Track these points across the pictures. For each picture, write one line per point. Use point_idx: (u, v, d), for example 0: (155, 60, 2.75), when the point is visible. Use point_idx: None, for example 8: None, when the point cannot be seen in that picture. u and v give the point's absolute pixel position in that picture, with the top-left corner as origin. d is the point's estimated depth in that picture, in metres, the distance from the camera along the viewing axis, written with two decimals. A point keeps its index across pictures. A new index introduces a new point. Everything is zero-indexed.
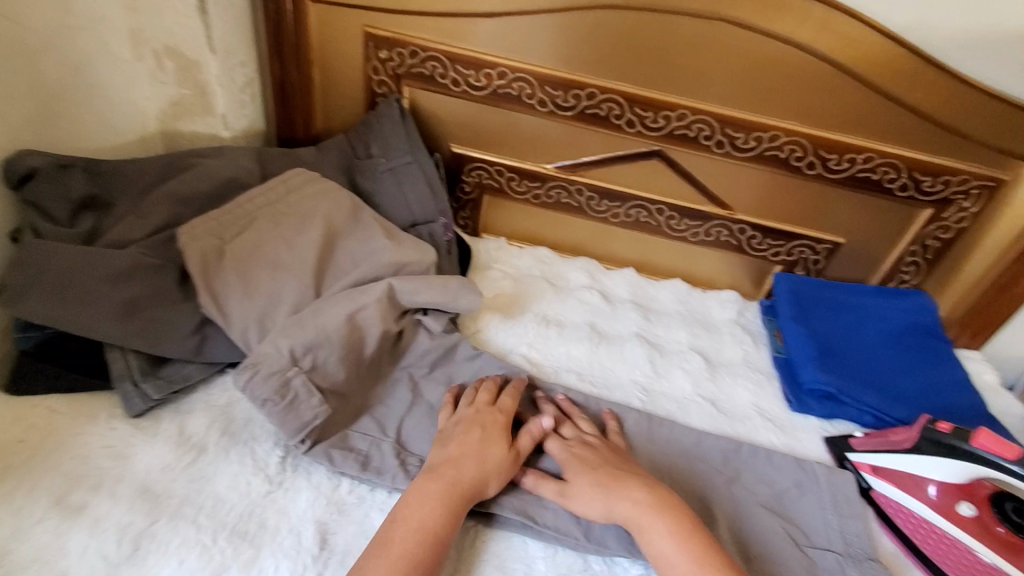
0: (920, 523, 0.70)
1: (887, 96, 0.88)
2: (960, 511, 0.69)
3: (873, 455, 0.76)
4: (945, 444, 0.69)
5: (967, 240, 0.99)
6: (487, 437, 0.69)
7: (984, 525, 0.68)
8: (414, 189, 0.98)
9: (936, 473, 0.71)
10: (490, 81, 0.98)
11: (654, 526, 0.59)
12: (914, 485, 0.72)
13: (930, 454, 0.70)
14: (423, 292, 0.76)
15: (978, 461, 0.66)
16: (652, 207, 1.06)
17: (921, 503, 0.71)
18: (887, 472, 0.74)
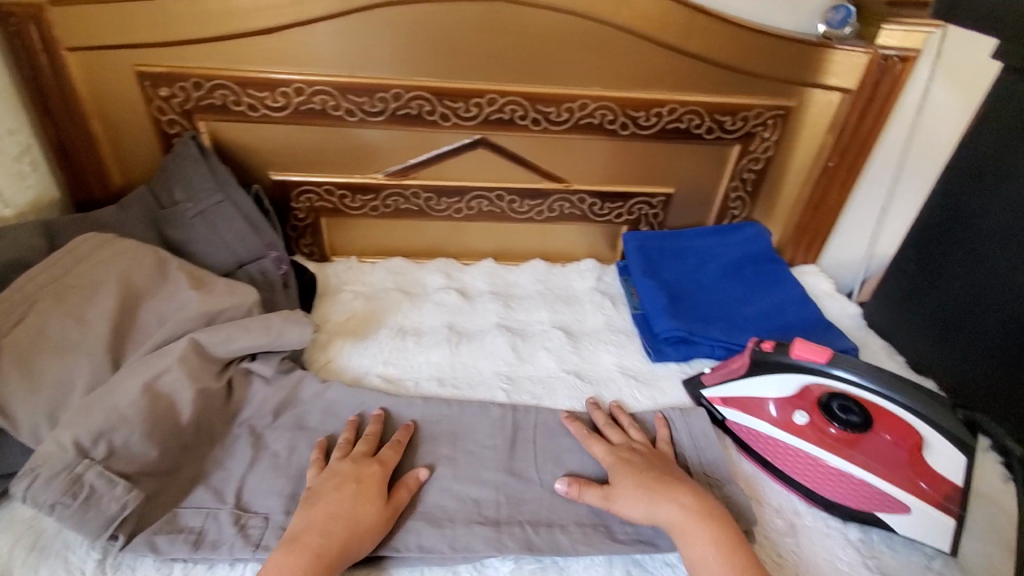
0: (766, 441, 0.74)
1: (672, 49, 0.92)
2: (795, 422, 0.73)
3: (720, 387, 0.80)
4: (772, 362, 0.74)
5: (776, 167, 1.07)
6: (351, 479, 0.65)
7: (818, 429, 0.72)
8: (231, 227, 0.91)
9: (771, 390, 0.75)
10: (289, 99, 0.92)
11: (699, 531, 0.61)
12: (756, 407, 0.76)
13: (764, 374, 0.75)
14: (240, 339, 0.72)
15: (800, 370, 0.72)
16: (492, 195, 1.06)
17: (765, 423, 0.75)
18: (734, 400, 0.78)
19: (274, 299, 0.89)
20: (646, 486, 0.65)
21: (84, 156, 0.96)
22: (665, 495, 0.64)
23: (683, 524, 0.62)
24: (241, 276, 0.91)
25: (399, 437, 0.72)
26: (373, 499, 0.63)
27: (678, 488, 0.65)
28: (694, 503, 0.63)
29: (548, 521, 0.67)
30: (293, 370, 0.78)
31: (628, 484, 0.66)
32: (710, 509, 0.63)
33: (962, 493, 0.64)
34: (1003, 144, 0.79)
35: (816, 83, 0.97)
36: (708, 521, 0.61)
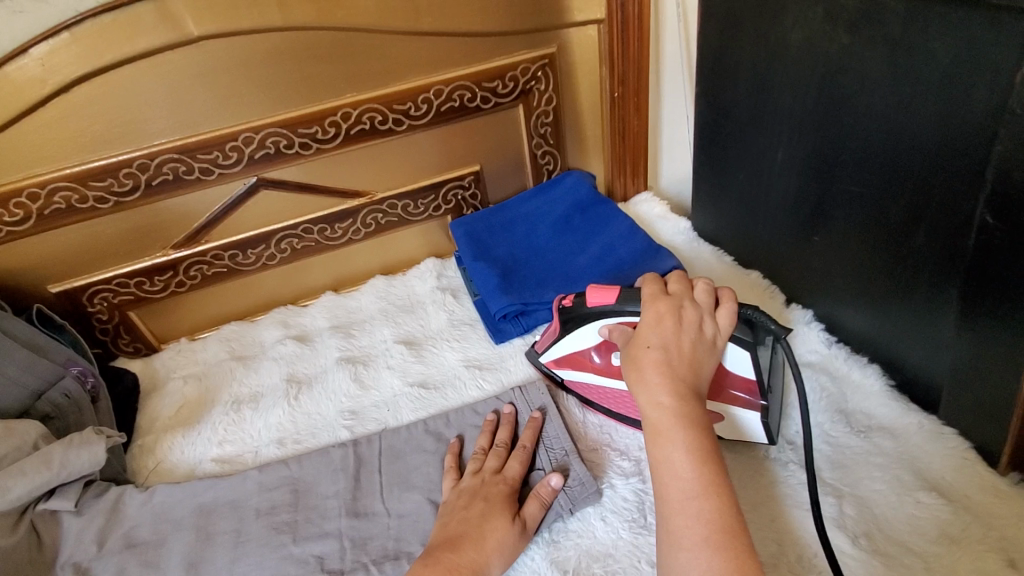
0: (597, 390, 0.75)
1: (408, 33, 0.89)
2: (616, 364, 0.72)
3: (550, 351, 0.78)
4: (577, 316, 0.72)
5: (568, 113, 1.06)
6: (476, 496, 0.64)
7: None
8: (11, 359, 0.81)
9: (586, 341, 0.73)
10: (27, 207, 0.85)
11: (677, 430, 0.54)
12: (583, 359, 0.75)
13: (574, 328, 0.74)
14: (16, 484, 0.66)
15: (600, 315, 0.71)
16: (299, 230, 1.01)
17: (593, 373, 0.74)
18: (564, 359, 0.77)
19: (82, 420, 0.84)
20: (645, 371, 0.58)
21: None
22: (659, 387, 0.57)
23: (667, 426, 0.55)
24: (43, 406, 0.83)
25: (524, 442, 0.71)
26: (500, 513, 0.62)
27: (676, 381, 0.57)
28: (683, 405, 0.56)
29: (395, 553, 0.65)
30: (108, 490, 0.73)
31: (637, 368, 0.59)
32: (692, 416, 0.55)
33: (761, 385, 0.65)
34: (724, 33, 0.79)
35: (566, 23, 0.96)
36: (688, 426, 0.54)
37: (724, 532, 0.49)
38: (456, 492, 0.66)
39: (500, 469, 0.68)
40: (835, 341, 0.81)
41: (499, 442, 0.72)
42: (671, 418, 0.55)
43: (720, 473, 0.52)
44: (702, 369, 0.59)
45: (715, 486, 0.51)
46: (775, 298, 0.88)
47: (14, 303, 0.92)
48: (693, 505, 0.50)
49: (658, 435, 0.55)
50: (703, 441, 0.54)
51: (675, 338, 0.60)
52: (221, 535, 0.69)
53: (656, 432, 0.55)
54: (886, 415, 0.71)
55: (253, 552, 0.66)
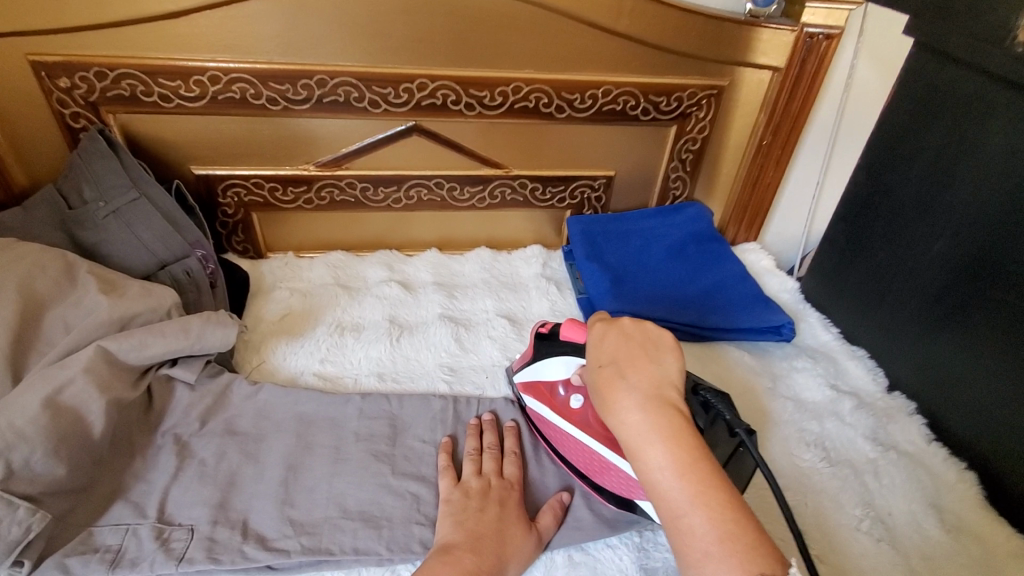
0: (545, 423, 0.71)
1: (602, 29, 0.91)
2: (573, 406, 0.69)
3: (522, 372, 0.76)
4: (550, 344, 0.72)
5: (713, 146, 1.08)
6: (488, 499, 0.64)
7: (594, 414, 0.67)
8: (149, 226, 0.85)
9: (553, 374, 0.72)
10: (204, 88, 0.87)
11: (656, 441, 0.47)
12: (546, 393, 0.72)
13: (545, 357, 0.72)
14: (153, 343, 0.67)
15: (571, 350, 0.69)
16: (430, 182, 1.03)
17: (547, 407, 0.71)
18: (532, 388, 0.74)
19: (200, 302, 0.86)
20: (610, 393, 0.51)
21: None
22: (626, 397, 0.50)
23: (641, 441, 0.47)
24: (164, 277, 0.85)
25: (513, 447, 0.71)
26: (513, 520, 0.62)
27: (638, 391, 0.50)
28: (653, 417, 0.48)
29: (423, 518, 0.64)
30: (220, 375, 0.74)
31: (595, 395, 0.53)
32: (668, 423, 0.47)
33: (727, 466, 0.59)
34: (915, 117, 0.83)
35: (746, 62, 0.98)
36: (667, 433, 0.47)
37: (728, 529, 0.42)
38: (461, 491, 0.64)
39: (502, 474, 0.68)
40: (934, 439, 0.81)
41: (507, 450, 0.71)
42: (647, 430, 0.47)
43: (706, 464, 0.46)
44: (663, 369, 0.53)
45: (708, 489, 0.44)
46: (877, 381, 0.89)
47: (156, 172, 0.95)
48: (691, 517, 0.43)
49: (634, 448, 0.48)
50: (686, 444, 0.46)
51: (625, 351, 0.54)
52: (320, 447, 0.70)
53: (635, 447, 0.48)
54: (980, 521, 0.72)
55: (351, 473, 0.68)
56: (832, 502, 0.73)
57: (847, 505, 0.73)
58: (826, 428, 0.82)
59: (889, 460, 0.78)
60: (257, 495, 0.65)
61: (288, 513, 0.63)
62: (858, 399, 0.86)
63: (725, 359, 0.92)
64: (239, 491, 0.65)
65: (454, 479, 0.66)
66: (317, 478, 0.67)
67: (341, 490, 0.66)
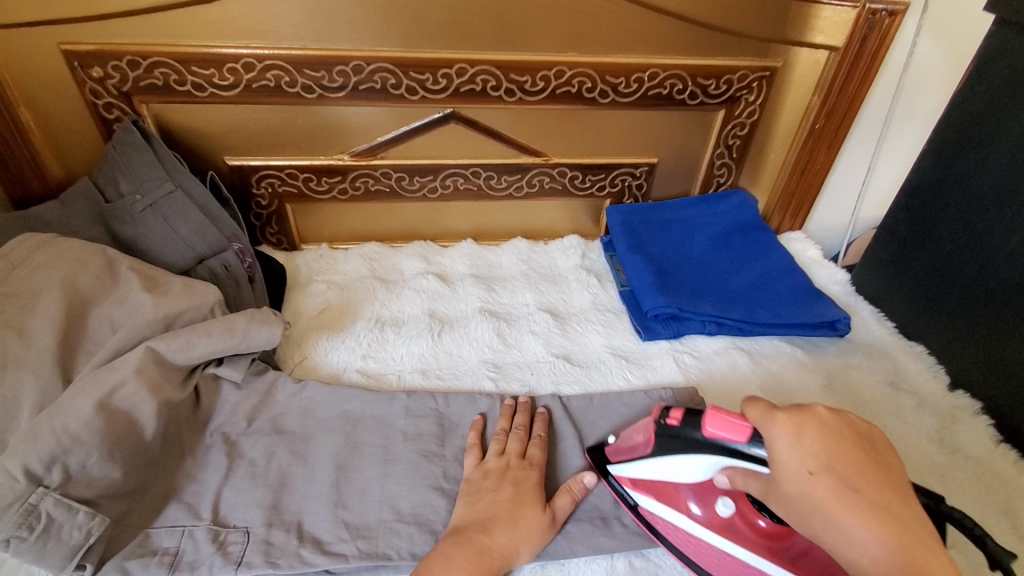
0: (682, 535, 0.61)
1: (650, 8, 0.86)
2: (719, 515, 0.59)
3: (631, 468, 0.63)
4: (682, 440, 0.57)
5: (762, 131, 1.03)
6: (505, 479, 0.63)
7: (746, 520, 0.58)
8: (187, 219, 0.83)
9: (684, 476, 0.59)
10: (238, 76, 0.84)
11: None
12: (675, 495, 0.61)
13: (675, 455, 0.57)
14: (201, 344, 0.65)
15: (716, 452, 0.54)
16: (468, 171, 1.00)
17: (685, 517, 0.60)
18: (646, 483, 0.63)
19: (239, 297, 0.84)
20: (835, 512, 0.44)
21: (15, 148, 0.85)
22: (862, 522, 0.43)
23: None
24: (203, 272, 0.83)
25: (540, 430, 0.70)
26: (530, 504, 0.61)
27: (875, 512, 0.44)
28: (895, 543, 0.42)
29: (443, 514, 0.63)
30: (266, 372, 0.73)
31: (814, 510, 0.45)
32: (922, 553, 0.42)
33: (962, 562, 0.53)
34: (995, 101, 0.77)
35: (802, 41, 0.92)
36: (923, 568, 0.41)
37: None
38: (482, 471, 0.65)
39: (525, 455, 0.67)
40: (1000, 440, 0.79)
41: (533, 433, 0.70)
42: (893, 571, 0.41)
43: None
44: (890, 477, 0.47)
45: None
46: (939, 379, 0.87)
47: (190, 163, 0.93)
48: None
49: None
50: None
51: (835, 450, 0.47)
52: (368, 447, 0.69)
53: None
54: None
55: (400, 473, 0.66)
56: None
57: None
58: (886, 428, 0.80)
59: (955, 463, 0.76)
60: (309, 495, 0.64)
61: (343, 515, 0.62)
62: (917, 396, 0.84)
63: (776, 356, 0.89)
64: (291, 492, 0.64)
65: (477, 457, 0.67)
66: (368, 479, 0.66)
67: (393, 491, 0.65)
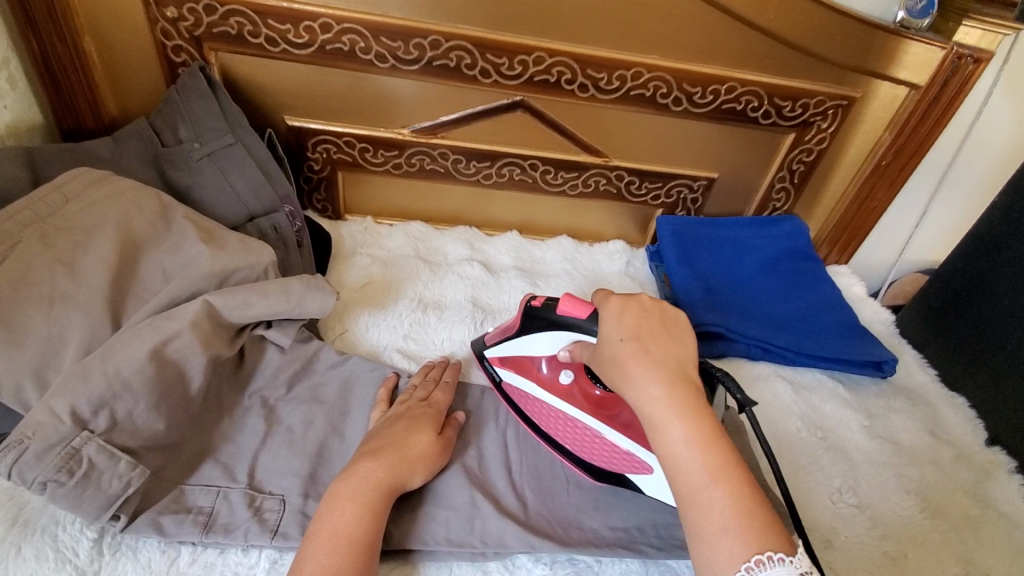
0: (531, 403, 0.71)
1: (740, 20, 0.84)
2: (561, 381, 0.70)
3: (498, 346, 0.73)
4: (537, 317, 0.66)
5: (826, 161, 1.02)
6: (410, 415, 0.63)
7: (582, 390, 0.69)
8: (243, 174, 0.81)
9: (537, 349, 0.69)
10: (314, 35, 0.82)
11: (674, 415, 0.46)
12: (529, 366, 0.71)
13: (530, 331, 0.68)
14: (258, 304, 0.64)
15: (564, 328, 0.64)
16: (525, 162, 0.98)
17: (533, 381, 0.71)
18: (510, 360, 0.73)
19: (287, 260, 0.82)
20: (628, 367, 0.49)
21: (74, 80, 0.83)
22: (644, 372, 0.48)
23: (662, 414, 0.46)
24: (252, 230, 0.82)
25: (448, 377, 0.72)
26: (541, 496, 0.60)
27: (659, 364, 0.48)
28: (670, 385, 0.47)
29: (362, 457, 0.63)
30: (311, 341, 0.71)
31: (617, 367, 0.50)
32: (690, 402, 0.47)
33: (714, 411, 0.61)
34: None
35: (885, 74, 0.90)
36: (685, 407, 0.46)
37: (756, 515, 0.42)
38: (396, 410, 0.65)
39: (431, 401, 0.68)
40: None
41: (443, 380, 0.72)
42: (663, 404, 0.46)
43: (728, 448, 0.45)
44: (685, 346, 0.51)
45: (728, 468, 0.44)
46: (977, 433, 0.85)
47: (250, 118, 0.91)
48: (711, 492, 0.43)
49: (658, 434, 0.46)
50: (708, 435, 0.45)
51: (645, 324, 0.51)
52: None
53: (652, 425, 0.47)
54: None
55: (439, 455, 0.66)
56: (933, 558, 0.69)
57: (948, 562, 0.69)
58: (923, 475, 0.78)
59: (990, 519, 0.75)
60: None
61: None
62: (957, 448, 0.83)
63: (817, 389, 0.88)
64: (328, 466, 0.62)
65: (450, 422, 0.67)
66: None
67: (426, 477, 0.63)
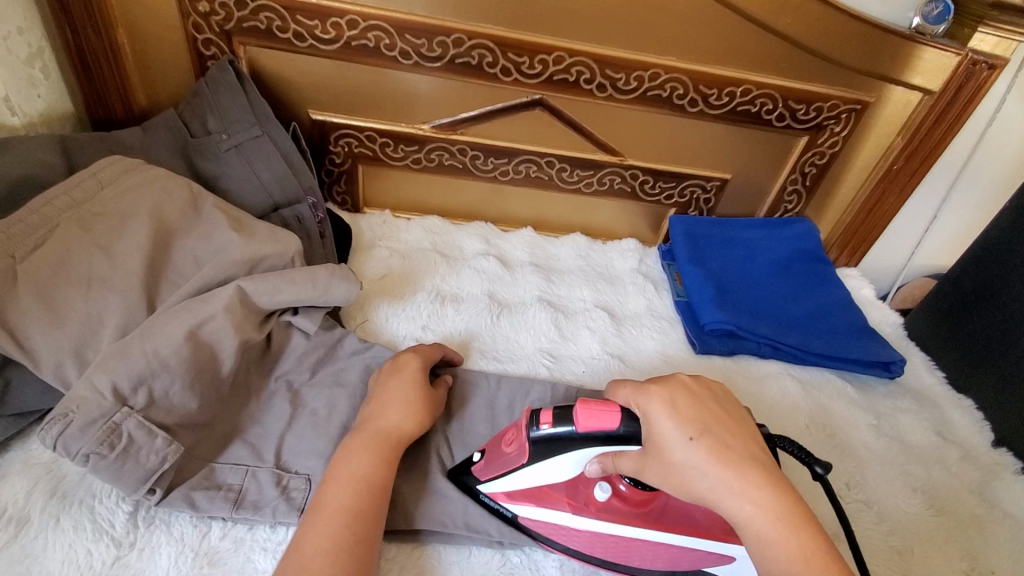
0: (562, 530, 0.61)
1: (757, 23, 0.86)
2: (597, 499, 0.59)
3: (509, 480, 0.60)
4: (556, 442, 0.56)
5: (838, 164, 1.03)
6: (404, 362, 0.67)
7: (618, 497, 0.59)
8: (269, 166, 0.83)
9: (554, 476, 0.59)
10: (341, 32, 0.84)
11: (770, 519, 0.46)
12: (550, 495, 0.60)
13: (549, 457, 0.57)
14: (286, 290, 0.67)
15: (590, 445, 0.55)
16: (542, 160, 0.99)
17: (564, 510, 0.60)
18: (522, 493, 0.61)
19: (309, 250, 0.84)
20: (709, 471, 0.48)
21: (107, 72, 0.85)
22: (727, 476, 0.48)
23: (760, 518, 0.47)
24: (277, 220, 0.84)
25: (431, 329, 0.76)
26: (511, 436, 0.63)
27: (738, 465, 0.49)
28: (755, 486, 0.48)
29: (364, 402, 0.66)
30: (334, 329, 0.73)
31: (695, 474, 0.49)
32: (776, 499, 0.47)
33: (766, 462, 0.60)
34: None
35: (899, 80, 0.92)
36: (775, 507, 0.47)
37: None
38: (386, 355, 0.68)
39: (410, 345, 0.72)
40: None
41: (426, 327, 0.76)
42: (760, 509, 0.47)
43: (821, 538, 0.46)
44: (748, 432, 0.53)
45: (835, 568, 0.45)
46: (983, 434, 0.87)
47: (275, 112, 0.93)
48: None
49: (766, 546, 0.46)
50: (803, 528, 0.46)
51: (706, 415, 0.52)
52: None
53: (753, 534, 0.47)
54: None
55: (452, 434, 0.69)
56: (938, 555, 0.71)
57: (954, 559, 0.71)
58: (932, 475, 0.80)
59: (996, 518, 0.76)
60: None
61: (403, 476, 0.63)
62: (963, 448, 0.84)
63: (826, 388, 0.89)
64: None
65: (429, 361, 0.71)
66: (426, 447, 0.66)
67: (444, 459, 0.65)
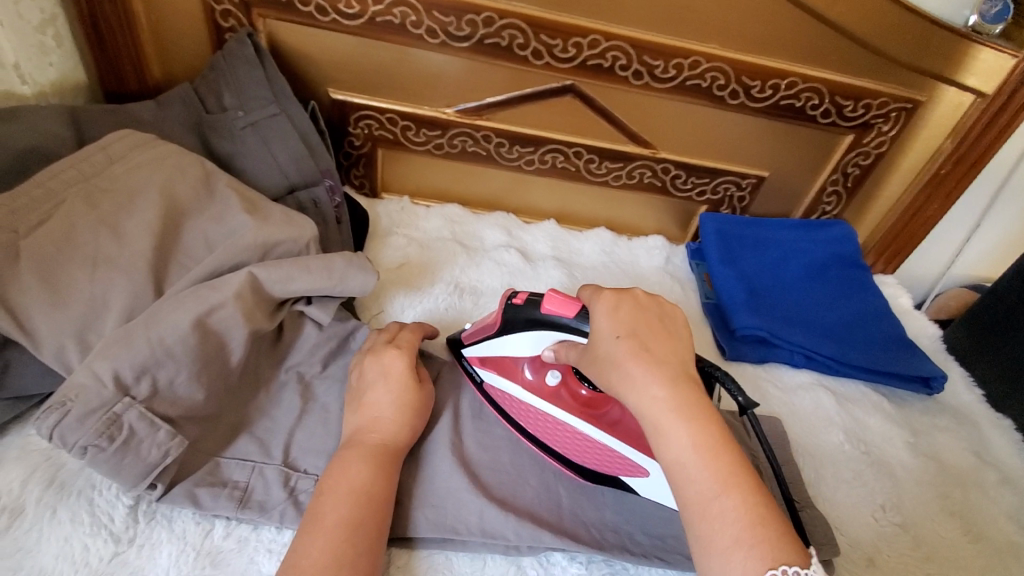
0: (512, 403, 0.66)
1: (808, 11, 0.80)
2: (548, 383, 0.65)
3: (480, 345, 0.66)
4: (518, 316, 0.61)
5: (884, 165, 0.97)
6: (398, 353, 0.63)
7: (569, 390, 0.65)
8: (286, 146, 0.80)
9: (517, 351, 0.64)
10: (365, 6, 0.80)
11: (680, 419, 0.45)
12: (511, 367, 0.66)
13: (512, 330, 0.62)
14: (299, 279, 0.63)
15: (549, 327, 0.58)
16: (569, 149, 0.95)
17: (518, 386, 0.65)
18: (491, 361, 0.67)
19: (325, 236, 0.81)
20: (630, 369, 0.48)
21: (121, 42, 0.82)
22: (645, 374, 0.47)
23: (668, 417, 0.46)
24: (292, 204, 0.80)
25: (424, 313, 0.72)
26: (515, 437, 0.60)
27: (657, 365, 0.48)
28: (672, 386, 0.47)
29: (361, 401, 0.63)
30: (349, 321, 0.69)
31: (613, 367, 0.49)
32: (690, 402, 0.46)
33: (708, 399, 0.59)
34: None
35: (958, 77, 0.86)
36: (686, 410, 0.46)
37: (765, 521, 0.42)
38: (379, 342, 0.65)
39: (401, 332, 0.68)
40: None
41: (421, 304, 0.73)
42: (666, 407, 0.46)
43: (736, 452, 0.45)
44: (682, 344, 0.51)
45: (736, 473, 0.44)
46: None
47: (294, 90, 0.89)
48: (722, 501, 0.43)
49: (663, 438, 0.45)
50: (716, 437, 0.45)
51: (641, 320, 0.51)
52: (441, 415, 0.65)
53: (656, 430, 0.46)
54: None
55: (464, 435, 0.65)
56: None
57: None
58: (970, 499, 0.75)
59: None
60: None
61: (415, 480, 0.60)
62: (1004, 471, 0.79)
63: (860, 401, 0.85)
64: None
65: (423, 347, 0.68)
66: (441, 452, 0.63)
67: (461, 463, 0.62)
